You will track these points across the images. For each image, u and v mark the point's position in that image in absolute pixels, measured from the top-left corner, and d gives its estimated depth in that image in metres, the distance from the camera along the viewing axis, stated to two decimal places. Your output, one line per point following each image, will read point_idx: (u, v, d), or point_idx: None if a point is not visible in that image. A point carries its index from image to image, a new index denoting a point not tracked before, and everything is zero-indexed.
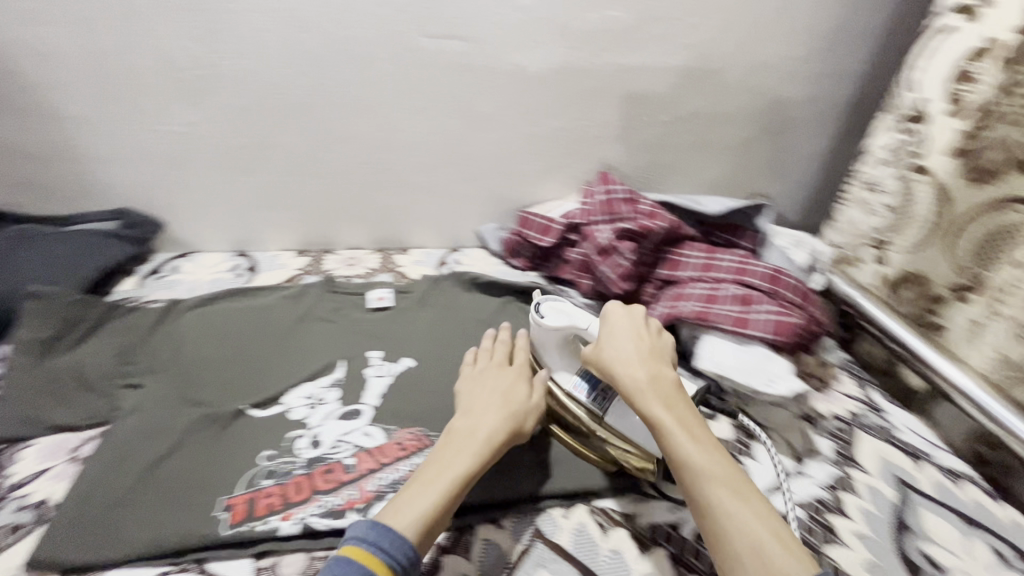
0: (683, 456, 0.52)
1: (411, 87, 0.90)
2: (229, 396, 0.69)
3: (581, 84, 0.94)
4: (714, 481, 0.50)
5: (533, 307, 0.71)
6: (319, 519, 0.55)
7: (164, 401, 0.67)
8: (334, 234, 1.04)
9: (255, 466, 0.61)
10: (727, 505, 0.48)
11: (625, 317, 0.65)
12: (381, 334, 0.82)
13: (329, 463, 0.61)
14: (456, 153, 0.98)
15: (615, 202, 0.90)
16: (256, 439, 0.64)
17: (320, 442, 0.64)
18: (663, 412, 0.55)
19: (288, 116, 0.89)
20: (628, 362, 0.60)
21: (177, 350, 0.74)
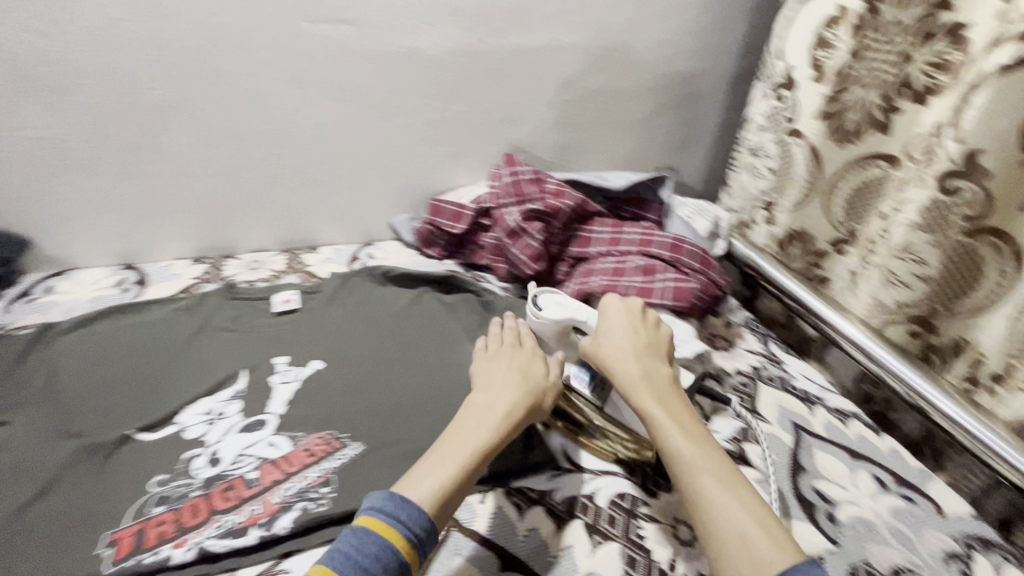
0: (675, 448, 0.55)
1: (298, 76, 0.85)
2: (114, 423, 0.63)
3: (479, 66, 0.93)
4: (702, 471, 0.53)
5: (532, 299, 0.73)
6: (217, 541, 0.52)
7: (35, 436, 0.61)
8: (232, 238, 0.97)
9: (144, 494, 0.56)
10: (713, 493, 0.51)
11: (628, 313, 0.68)
12: (287, 339, 0.78)
13: (230, 480, 0.58)
14: (357, 143, 0.94)
15: (522, 183, 0.90)
16: (145, 465, 0.59)
17: (219, 459, 0.60)
18: (657, 408, 0.59)
19: (161, 113, 0.81)
20: (628, 359, 0.63)
21: (51, 379, 0.67)
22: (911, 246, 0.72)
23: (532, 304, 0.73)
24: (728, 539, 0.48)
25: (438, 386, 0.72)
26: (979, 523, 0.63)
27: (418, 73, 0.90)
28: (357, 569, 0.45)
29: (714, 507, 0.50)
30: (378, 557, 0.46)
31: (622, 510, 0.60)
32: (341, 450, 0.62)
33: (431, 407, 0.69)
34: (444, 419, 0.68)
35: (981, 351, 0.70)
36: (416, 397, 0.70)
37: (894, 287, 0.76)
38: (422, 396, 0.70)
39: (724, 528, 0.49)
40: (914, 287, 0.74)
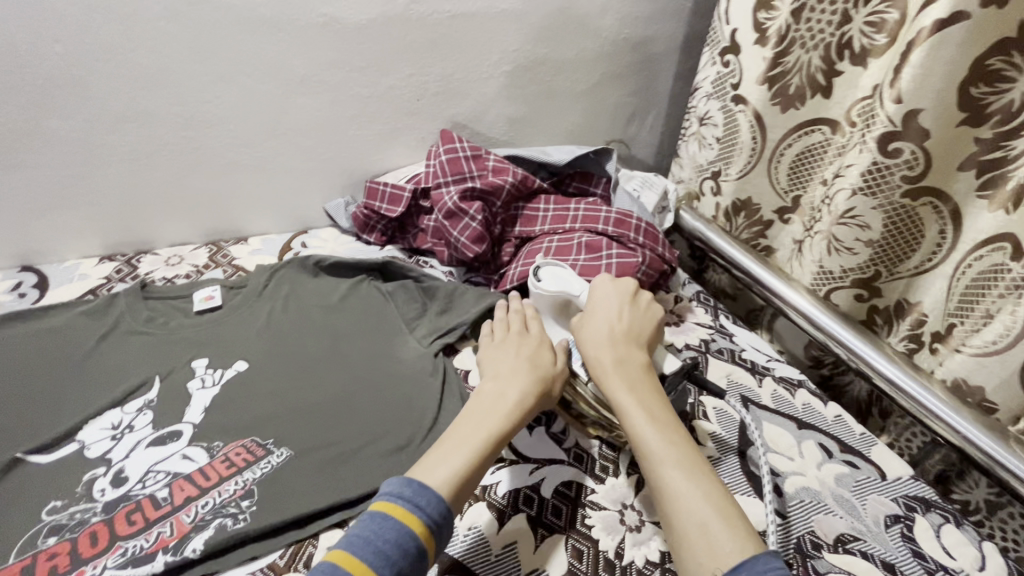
0: (643, 437, 0.53)
1: (204, 49, 0.76)
2: (2, 446, 0.56)
3: (409, 35, 0.86)
4: (670, 461, 0.50)
5: (533, 270, 0.70)
6: (118, 570, 0.47)
7: None
8: (147, 232, 0.89)
9: (34, 524, 0.50)
10: (677, 485, 0.49)
11: (613, 295, 0.65)
12: (208, 340, 0.71)
13: (136, 501, 0.53)
14: (280, 123, 0.86)
15: (460, 160, 0.85)
16: (36, 491, 0.53)
17: (124, 478, 0.54)
18: (629, 394, 0.56)
19: (45, 95, 0.72)
20: (605, 343, 0.60)
21: None
22: (855, 211, 0.71)
23: (532, 274, 0.70)
24: (687, 532, 0.46)
25: (374, 380, 0.68)
26: (919, 483, 0.63)
27: (341, 45, 0.83)
28: (377, 556, 0.42)
29: (678, 499, 0.48)
30: (399, 543, 0.44)
31: (568, 500, 0.58)
32: (266, 458, 0.58)
33: (366, 404, 0.65)
34: (380, 416, 0.63)
35: (922, 312, 0.72)
36: (350, 394, 0.66)
37: (839, 253, 0.76)
38: (357, 393, 0.66)
39: (686, 522, 0.47)
40: (858, 252, 0.74)
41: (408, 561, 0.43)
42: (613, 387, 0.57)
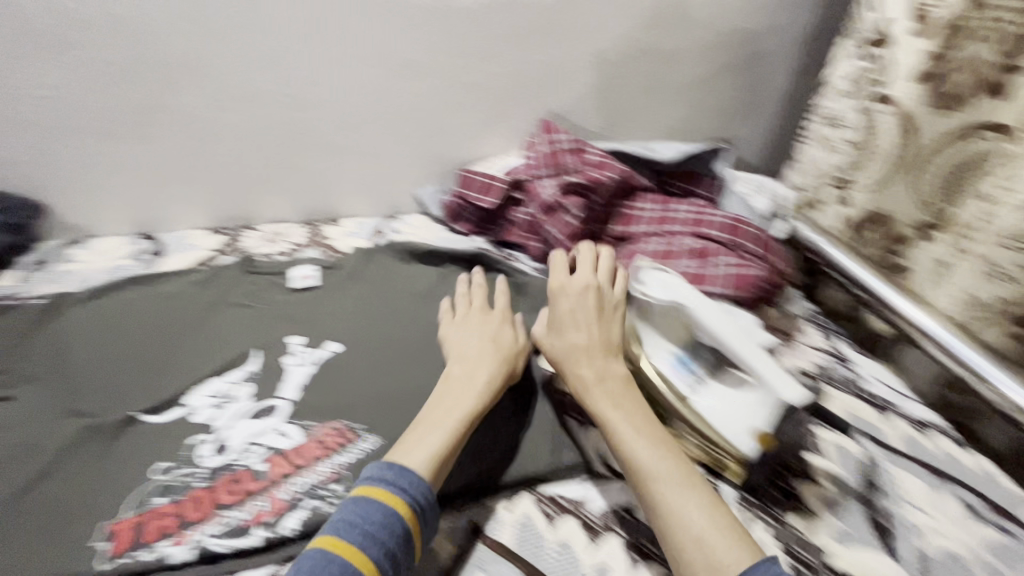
0: (627, 451, 0.51)
1: (322, 30, 0.76)
2: (121, 404, 0.60)
3: (517, 22, 0.83)
4: (657, 475, 0.48)
5: (633, 273, 0.66)
6: (219, 540, 0.49)
7: (40, 414, 0.57)
8: (251, 208, 0.92)
9: (147, 481, 0.53)
10: (666, 501, 0.47)
11: (574, 287, 0.61)
12: (304, 318, 0.73)
13: (237, 471, 0.54)
14: (383, 108, 0.86)
15: (560, 153, 0.81)
16: (149, 450, 0.55)
17: (227, 446, 0.56)
18: (608, 407, 0.54)
19: (176, 72, 0.75)
20: (578, 351, 0.57)
21: (60, 353, 0.64)
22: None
23: (635, 275, 0.65)
24: (686, 551, 0.44)
25: None
26: None
27: (449, 30, 0.81)
28: (365, 539, 0.43)
29: (671, 516, 0.46)
30: (385, 525, 0.45)
31: None
32: (356, 443, 0.58)
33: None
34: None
35: None
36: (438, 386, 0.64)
37: (992, 279, 0.66)
38: None
39: (681, 537, 0.45)
40: (1015, 281, 0.63)
41: (395, 541, 0.44)
42: (593, 402, 0.54)
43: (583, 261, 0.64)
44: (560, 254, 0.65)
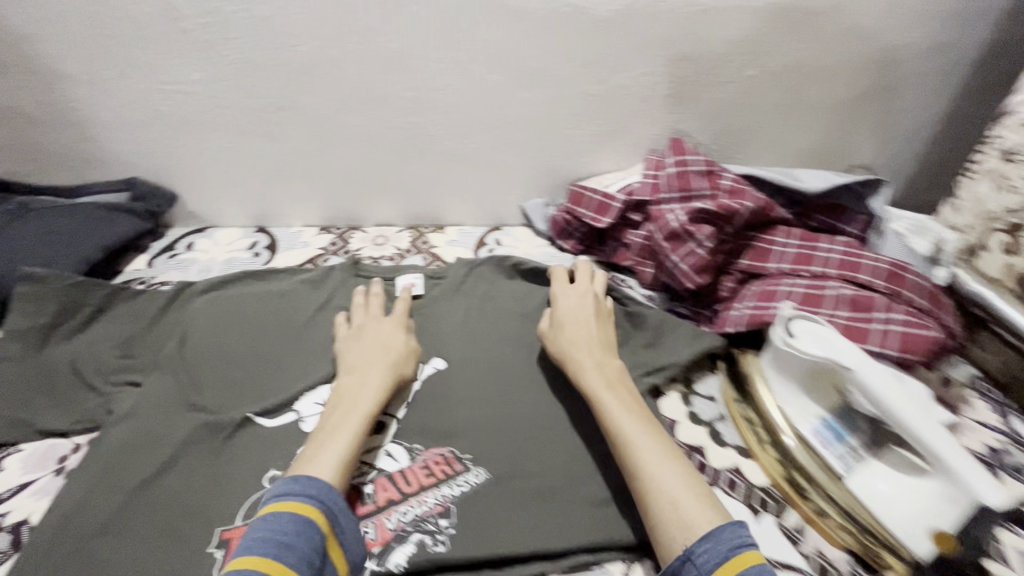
0: (618, 424, 0.55)
1: (452, 34, 0.73)
2: (237, 403, 0.60)
3: (653, 31, 0.76)
4: (641, 443, 0.53)
5: (780, 322, 0.59)
6: None
7: (162, 404, 0.58)
8: (360, 210, 0.92)
9: (259, 489, 0.53)
10: (650, 466, 0.51)
11: (575, 294, 0.70)
12: (410, 329, 0.71)
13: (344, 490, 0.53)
14: (501, 117, 0.82)
15: (691, 175, 0.74)
16: (263, 456, 0.55)
17: None
18: (600, 386, 0.59)
19: (305, 74, 0.74)
20: (577, 340, 0.64)
21: (181, 342, 0.65)
22: None
23: (783, 326, 0.59)
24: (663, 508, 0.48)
25: (570, 409, 0.62)
26: None
27: (580, 38, 0.76)
28: (279, 549, 0.41)
29: (653, 479, 0.50)
30: (301, 533, 0.43)
31: None
32: (462, 475, 0.56)
33: (559, 435, 0.60)
34: (574, 452, 0.58)
35: None
36: (546, 420, 0.61)
37: None
38: (553, 421, 0.61)
39: (659, 497, 0.49)
40: None
41: (312, 548, 0.43)
42: (589, 382, 0.59)
43: (583, 274, 0.73)
44: (562, 268, 0.74)
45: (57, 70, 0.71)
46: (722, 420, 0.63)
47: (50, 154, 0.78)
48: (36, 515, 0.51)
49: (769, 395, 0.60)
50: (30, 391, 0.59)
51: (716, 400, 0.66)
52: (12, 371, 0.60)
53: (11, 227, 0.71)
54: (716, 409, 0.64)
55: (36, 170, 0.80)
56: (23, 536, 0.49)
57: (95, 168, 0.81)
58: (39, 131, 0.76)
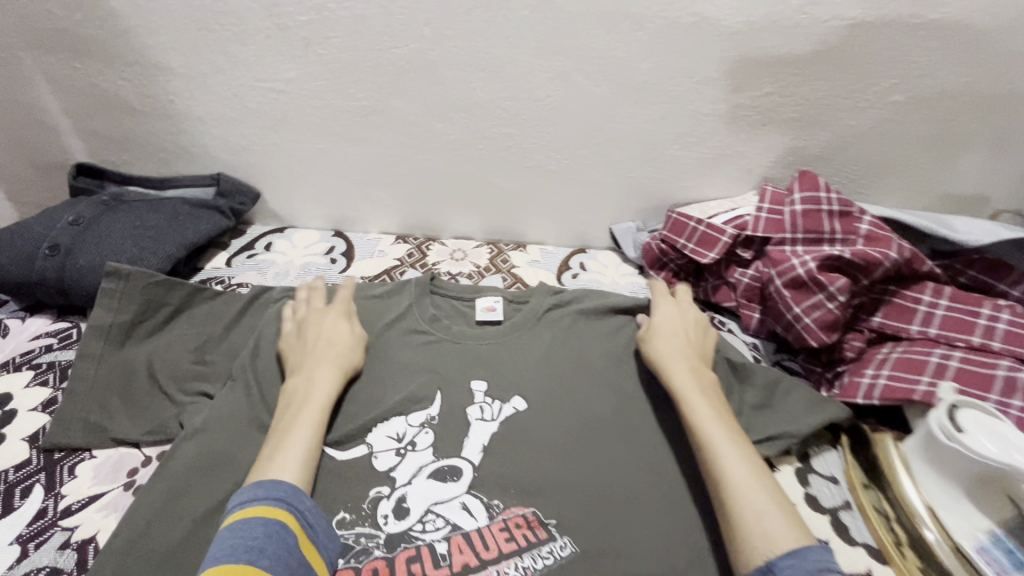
0: (707, 428, 0.53)
1: (560, 42, 0.67)
2: None
3: (786, 47, 0.67)
4: (728, 454, 0.51)
5: (942, 408, 0.51)
6: None
7: (233, 422, 0.55)
8: (439, 221, 0.87)
9: None
10: (735, 476, 0.49)
11: (673, 301, 0.67)
12: (491, 359, 0.65)
13: (417, 547, 0.51)
14: (601, 133, 0.75)
15: (819, 215, 0.66)
16: (334, 494, 0.54)
17: (406, 510, 0.53)
18: (692, 389, 0.56)
19: (400, 77, 0.70)
20: (672, 342, 0.61)
21: (256, 352, 0.61)
22: None
23: (946, 415, 0.50)
24: (744, 519, 0.46)
25: (665, 478, 0.56)
26: None
27: (702, 52, 0.68)
28: (251, 553, 0.42)
29: (736, 491, 0.48)
30: (273, 535, 0.44)
31: None
32: (547, 544, 0.51)
33: (649, 509, 0.53)
34: (667, 532, 0.52)
35: None
36: (637, 488, 0.55)
37: None
38: (644, 489, 0.55)
39: (740, 504, 0.47)
40: None
41: (286, 547, 0.44)
42: (681, 384, 0.57)
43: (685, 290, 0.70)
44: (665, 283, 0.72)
45: (156, 62, 0.70)
46: (847, 509, 0.54)
47: (144, 145, 0.78)
48: (103, 533, 0.48)
49: (921, 492, 0.51)
50: (106, 392, 0.56)
51: (839, 481, 0.56)
52: (90, 369, 0.57)
53: (97, 221, 0.68)
54: (840, 494, 0.55)
55: (129, 160, 0.80)
56: (90, 557, 0.46)
57: (183, 161, 0.80)
58: (136, 122, 0.76)
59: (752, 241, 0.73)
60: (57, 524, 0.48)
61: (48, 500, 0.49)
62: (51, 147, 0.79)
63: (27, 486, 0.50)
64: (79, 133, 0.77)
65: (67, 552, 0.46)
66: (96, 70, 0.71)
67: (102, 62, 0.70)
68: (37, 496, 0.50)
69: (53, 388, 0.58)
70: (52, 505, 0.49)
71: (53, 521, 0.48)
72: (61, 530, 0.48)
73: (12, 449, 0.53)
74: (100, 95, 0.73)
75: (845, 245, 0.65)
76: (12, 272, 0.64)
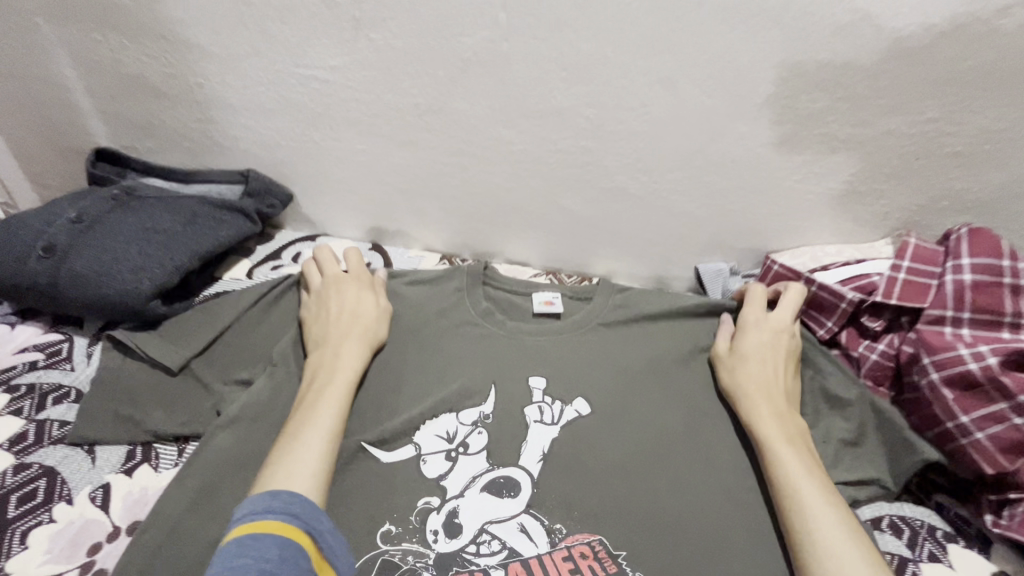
0: (802, 491, 0.45)
1: (668, 40, 0.53)
2: (356, 424, 0.52)
3: (967, 62, 0.52)
4: (829, 524, 0.43)
5: None
6: None
7: (277, 413, 0.50)
8: (491, 241, 0.74)
9: (371, 549, 0.45)
10: (836, 554, 0.41)
11: (762, 318, 0.56)
12: (551, 360, 0.56)
13: (470, 573, 0.43)
14: (702, 155, 0.61)
15: (996, 289, 0.50)
16: (377, 500, 0.47)
17: (458, 527, 0.46)
18: (782, 441, 0.48)
19: (464, 73, 0.58)
20: (753, 378, 0.53)
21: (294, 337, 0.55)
22: None
23: None
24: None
25: None
26: None
27: (852, 62, 0.52)
28: None
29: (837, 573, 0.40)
30: (287, 558, 0.35)
31: None
32: None
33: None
34: None
35: None
36: None
37: None
38: None
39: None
40: None
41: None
42: (765, 433, 0.49)
43: (790, 300, 0.57)
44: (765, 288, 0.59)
45: (184, 39, 0.60)
46: None
47: (170, 133, 0.69)
48: None
49: None
50: (134, 384, 0.51)
51: None
52: (124, 365, 0.52)
53: (102, 219, 0.59)
54: None
55: (154, 149, 0.71)
56: None
57: (210, 153, 0.70)
58: (163, 107, 0.66)
59: (884, 308, 0.56)
60: None
61: None
62: (72, 128, 0.71)
63: None
64: (101, 115, 0.69)
65: None
66: (122, 45, 0.62)
67: (128, 36, 0.61)
68: None
69: (25, 420, 0.49)
70: None
71: None
72: None
73: None
74: (123, 74, 0.64)
75: None
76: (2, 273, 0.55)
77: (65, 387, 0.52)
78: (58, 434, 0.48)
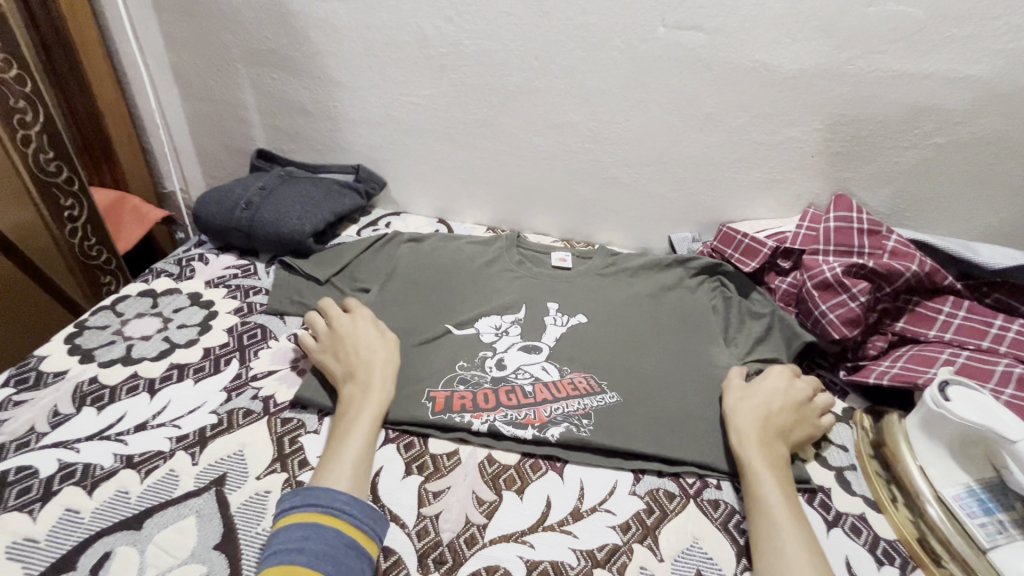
0: (762, 494, 0.56)
1: (640, 79, 0.84)
2: (433, 318, 0.79)
3: (832, 93, 0.81)
4: (782, 523, 0.53)
5: (937, 385, 0.59)
6: (503, 425, 0.64)
7: (391, 306, 0.80)
8: (524, 217, 1.04)
9: (452, 371, 0.71)
10: (780, 545, 0.51)
11: (784, 379, 0.67)
12: (560, 291, 0.84)
13: (512, 385, 0.70)
14: (668, 153, 0.90)
15: (851, 231, 0.78)
16: (453, 351, 0.74)
17: (504, 365, 0.72)
18: (756, 457, 0.59)
19: (510, 99, 0.90)
20: (755, 415, 0.63)
21: (395, 266, 0.85)
22: None
23: (939, 389, 0.59)
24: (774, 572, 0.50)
25: (703, 413, 0.67)
26: None
27: (758, 92, 0.82)
28: (292, 553, 0.47)
29: (782, 552, 0.51)
30: (311, 536, 0.49)
31: None
32: (600, 393, 0.69)
33: (677, 394, 0.69)
34: (694, 423, 0.66)
35: None
36: (673, 419, 0.66)
37: None
38: (680, 421, 0.66)
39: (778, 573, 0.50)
40: None
41: (324, 543, 0.48)
42: (747, 451, 0.59)
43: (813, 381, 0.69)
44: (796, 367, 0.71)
45: (330, 77, 0.94)
46: (852, 469, 0.63)
47: (309, 139, 1.02)
48: (279, 395, 0.65)
49: (908, 449, 0.61)
50: (300, 285, 0.81)
51: (849, 450, 0.65)
52: (291, 274, 0.82)
53: (275, 188, 0.91)
54: (847, 458, 0.64)
55: (295, 150, 1.04)
56: (272, 405, 0.64)
57: (334, 154, 1.03)
58: (308, 121, 1.00)
59: (791, 252, 0.83)
60: (249, 383, 0.66)
61: (242, 368, 0.68)
62: (243, 134, 1.05)
63: (228, 358, 0.70)
64: (263, 127, 1.03)
65: (257, 400, 0.64)
66: (289, 81, 0.96)
67: (294, 75, 0.95)
68: (234, 365, 0.69)
69: (240, 301, 0.79)
70: (244, 372, 0.68)
71: (246, 381, 0.66)
72: (252, 387, 0.66)
73: (217, 334, 0.73)
74: (285, 99, 0.98)
75: (872, 258, 0.76)
76: (217, 219, 0.88)
77: (258, 286, 0.83)
78: (260, 308, 0.79)
